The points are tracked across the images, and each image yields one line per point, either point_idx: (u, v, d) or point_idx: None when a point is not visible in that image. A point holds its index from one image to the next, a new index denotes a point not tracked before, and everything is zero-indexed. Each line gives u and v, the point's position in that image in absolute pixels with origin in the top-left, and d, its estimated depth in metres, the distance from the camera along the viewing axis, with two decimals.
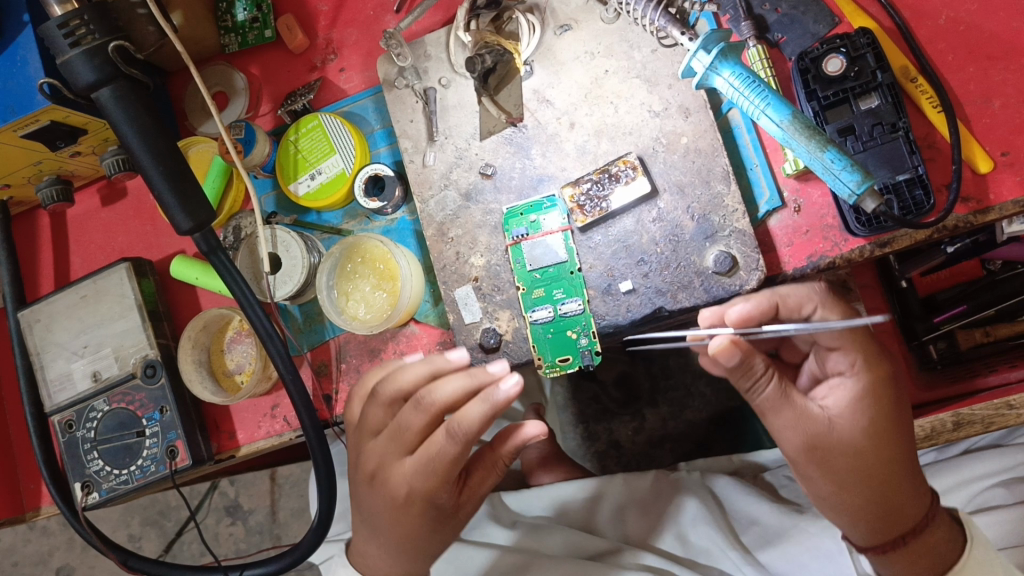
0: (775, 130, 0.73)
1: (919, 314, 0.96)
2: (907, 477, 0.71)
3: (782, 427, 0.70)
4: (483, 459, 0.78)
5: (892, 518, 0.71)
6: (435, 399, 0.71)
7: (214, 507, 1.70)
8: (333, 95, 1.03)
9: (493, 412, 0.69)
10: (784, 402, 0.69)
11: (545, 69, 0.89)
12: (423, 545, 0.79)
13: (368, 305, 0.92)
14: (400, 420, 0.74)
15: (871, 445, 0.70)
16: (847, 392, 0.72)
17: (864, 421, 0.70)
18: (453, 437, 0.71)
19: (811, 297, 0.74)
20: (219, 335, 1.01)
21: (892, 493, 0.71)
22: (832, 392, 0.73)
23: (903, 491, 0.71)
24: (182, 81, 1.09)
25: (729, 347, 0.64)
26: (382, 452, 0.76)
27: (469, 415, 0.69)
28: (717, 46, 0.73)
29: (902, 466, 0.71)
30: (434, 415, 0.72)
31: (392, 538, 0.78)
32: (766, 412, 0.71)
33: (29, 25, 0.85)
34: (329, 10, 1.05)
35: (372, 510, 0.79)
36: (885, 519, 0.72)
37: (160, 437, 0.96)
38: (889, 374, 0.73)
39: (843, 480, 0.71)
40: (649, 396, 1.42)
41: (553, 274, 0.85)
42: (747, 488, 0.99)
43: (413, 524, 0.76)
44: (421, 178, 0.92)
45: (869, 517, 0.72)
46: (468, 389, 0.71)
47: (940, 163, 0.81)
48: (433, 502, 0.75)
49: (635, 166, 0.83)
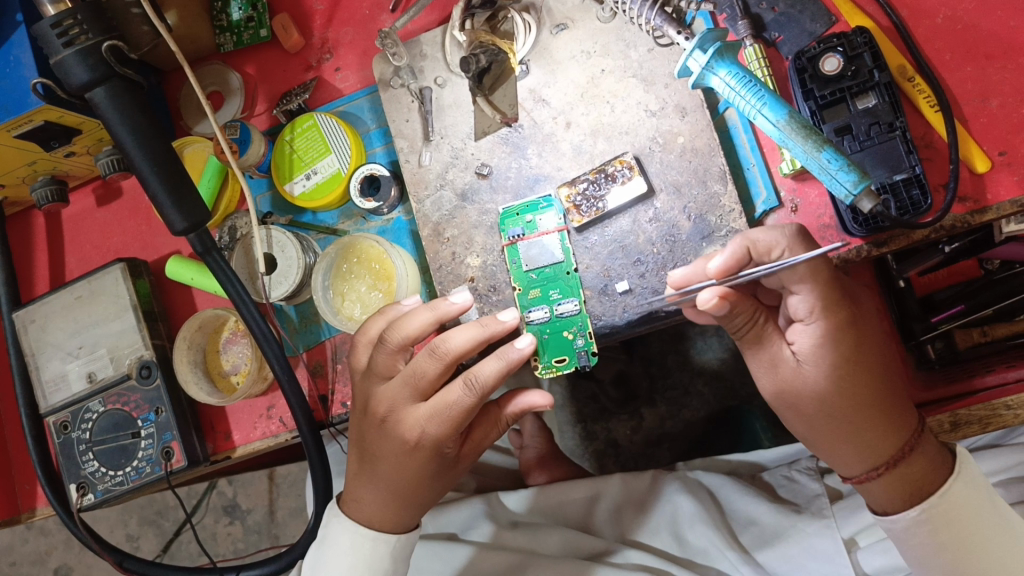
0: (771, 130, 0.73)
1: (917, 314, 0.94)
2: (875, 413, 0.72)
3: (759, 371, 0.76)
4: (487, 415, 0.82)
5: (867, 454, 0.73)
6: (450, 347, 0.74)
7: (212, 507, 1.70)
8: (328, 94, 1.03)
9: (507, 369, 0.74)
10: (763, 344, 0.74)
11: (541, 69, 0.89)
12: (420, 492, 0.80)
13: (364, 306, 0.92)
14: (415, 366, 0.76)
15: (832, 386, 0.72)
16: (810, 339, 0.72)
17: (824, 365, 0.72)
18: (470, 388, 0.74)
19: (779, 244, 0.70)
20: (214, 335, 1.00)
21: (861, 430, 0.72)
22: (798, 336, 0.73)
23: (871, 427, 0.72)
24: (177, 81, 1.09)
25: (719, 302, 0.67)
26: (393, 397, 0.77)
27: (485, 370, 0.74)
28: (714, 45, 0.72)
29: (871, 402, 0.72)
30: (450, 364, 0.75)
31: (393, 485, 0.79)
32: (747, 352, 0.76)
33: (23, 25, 0.85)
34: (324, 9, 1.04)
35: (376, 456, 0.79)
36: (860, 456, 0.73)
37: (156, 438, 0.96)
38: (850, 315, 0.71)
39: (812, 421, 0.74)
40: (647, 396, 1.42)
41: (550, 275, 0.85)
42: (744, 488, 0.97)
43: (417, 471, 0.78)
44: (417, 177, 0.92)
45: (847, 454, 0.74)
46: (480, 338, 0.74)
47: (938, 163, 0.81)
48: (440, 450, 0.77)
49: (632, 166, 0.83)
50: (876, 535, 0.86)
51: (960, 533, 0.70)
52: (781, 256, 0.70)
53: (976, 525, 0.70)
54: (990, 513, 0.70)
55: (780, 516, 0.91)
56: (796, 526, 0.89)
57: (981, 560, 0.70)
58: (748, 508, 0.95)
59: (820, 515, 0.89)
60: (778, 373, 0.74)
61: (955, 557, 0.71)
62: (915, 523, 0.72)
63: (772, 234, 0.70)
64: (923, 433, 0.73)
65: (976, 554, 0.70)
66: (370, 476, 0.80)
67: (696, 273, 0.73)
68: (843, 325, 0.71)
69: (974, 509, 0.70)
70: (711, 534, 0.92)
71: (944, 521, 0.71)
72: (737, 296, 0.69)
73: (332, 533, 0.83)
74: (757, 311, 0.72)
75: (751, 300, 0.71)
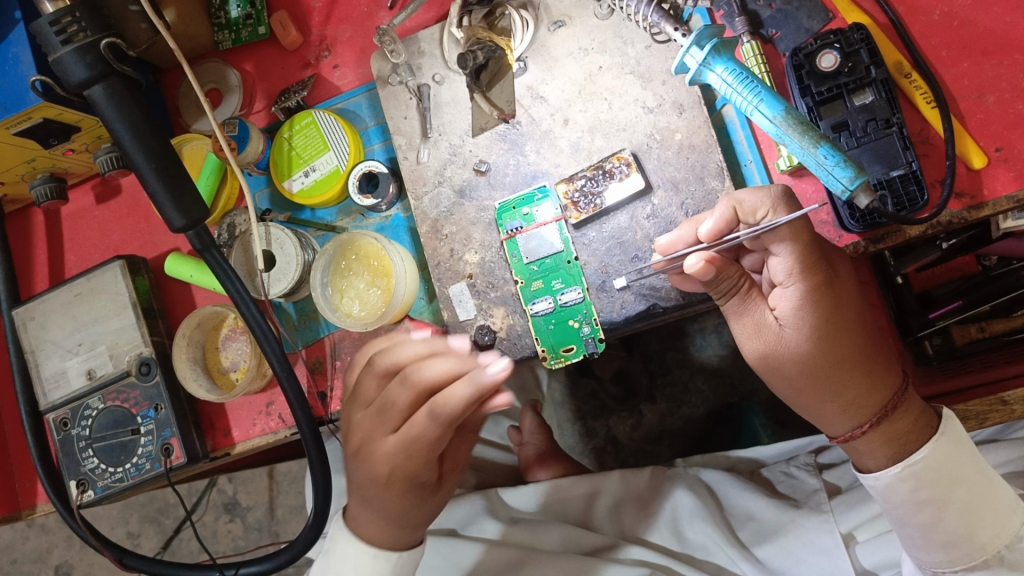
0: (768, 126, 0.73)
1: (914, 309, 0.95)
2: (856, 372, 0.74)
3: (744, 334, 0.79)
4: (461, 433, 0.82)
5: (852, 412, 0.75)
6: (422, 376, 0.70)
7: (213, 504, 1.70)
8: (326, 92, 1.03)
9: (479, 394, 0.67)
10: (748, 308, 0.78)
11: (539, 65, 0.89)
12: (418, 510, 0.77)
13: (363, 303, 0.92)
14: (386, 396, 0.72)
15: (814, 348, 0.74)
16: (790, 303, 0.75)
17: (805, 328, 0.74)
18: (436, 420, 0.69)
19: (762, 206, 0.72)
20: (214, 332, 1.01)
21: (844, 389, 0.75)
22: (779, 301, 0.76)
23: (853, 385, 0.74)
24: (175, 78, 1.09)
25: (706, 266, 0.70)
26: (369, 427, 0.74)
27: (450, 400, 0.68)
28: (710, 42, 0.73)
29: (854, 358, 0.74)
30: (420, 393, 0.71)
31: (382, 510, 0.76)
32: (731, 317, 0.80)
33: (21, 23, 0.85)
34: (322, 6, 1.04)
35: (360, 484, 0.76)
36: (844, 413, 0.75)
37: (155, 434, 0.96)
38: (828, 280, 0.74)
39: (796, 383, 0.77)
40: (647, 392, 1.42)
41: (550, 265, 0.85)
42: (741, 482, 0.98)
43: (405, 495, 0.75)
44: (415, 175, 0.92)
45: (831, 412, 0.76)
46: (453, 369, 0.69)
47: (934, 159, 0.81)
48: (414, 481, 0.74)
49: (630, 162, 0.83)
50: (876, 530, 0.86)
51: (943, 488, 0.71)
52: (765, 217, 0.73)
53: (958, 480, 0.71)
54: (971, 469, 0.71)
55: (778, 511, 0.92)
56: (795, 521, 0.90)
57: (964, 514, 0.71)
58: (747, 504, 0.95)
59: (817, 510, 0.90)
60: (763, 337, 0.77)
61: (938, 511, 0.71)
62: (897, 480, 0.73)
63: (758, 194, 0.73)
64: (906, 391, 0.75)
65: (957, 508, 0.71)
66: (360, 503, 0.77)
67: (682, 236, 0.76)
68: (822, 287, 0.73)
69: (956, 465, 0.71)
70: (710, 529, 0.92)
71: (927, 477, 0.71)
72: (723, 262, 0.72)
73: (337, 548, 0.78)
74: (743, 279, 0.76)
75: (736, 268, 0.75)
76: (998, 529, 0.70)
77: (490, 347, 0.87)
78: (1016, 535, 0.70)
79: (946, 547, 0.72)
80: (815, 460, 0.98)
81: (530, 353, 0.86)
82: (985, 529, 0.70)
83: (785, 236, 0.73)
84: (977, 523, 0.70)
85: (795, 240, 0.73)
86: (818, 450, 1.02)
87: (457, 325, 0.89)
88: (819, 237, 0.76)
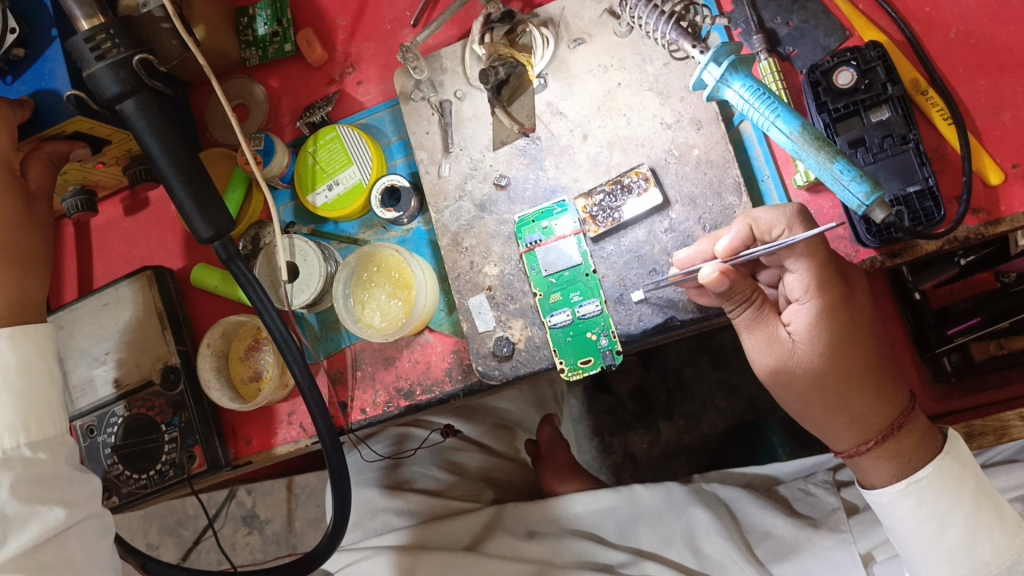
0: (784, 141, 0.74)
1: (933, 325, 0.94)
2: (865, 388, 0.75)
3: (757, 349, 0.79)
4: None
5: (859, 428, 0.76)
6: None
7: (232, 516, 1.72)
8: (351, 108, 1.05)
9: None
10: (760, 322, 0.78)
11: (559, 82, 0.91)
12: None
13: (384, 314, 0.93)
14: None
15: (825, 363, 0.75)
16: (804, 319, 0.75)
17: (818, 343, 0.75)
18: None
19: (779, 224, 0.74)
20: (238, 343, 1.02)
21: (851, 404, 0.75)
22: (793, 317, 0.77)
23: (861, 400, 0.75)
24: (203, 94, 1.12)
25: (720, 277, 0.71)
26: None
27: None
28: (727, 59, 0.74)
29: (863, 376, 0.75)
30: None
31: None
32: (742, 330, 0.80)
33: (57, 39, 0.87)
34: (347, 23, 1.07)
35: None
36: (850, 429, 0.76)
37: (179, 442, 0.98)
38: (844, 295, 0.74)
39: (806, 398, 0.78)
40: (664, 409, 1.43)
41: (568, 278, 0.87)
42: (759, 499, 0.98)
43: None
44: (436, 188, 0.94)
45: (839, 428, 0.77)
46: None
47: (951, 175, 0.82)
48: None
49: (648, 177, 0.85)
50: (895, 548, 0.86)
51: (947, 505, 0.72)
52: (781, 235, 0.74)
53: (961, 499, 0.72)
54: (974, 488, 0.73)
55: (796, 529, 0.92)
56: (813, 539, 0.90)
57: (966, 531, 0.72)
58: (765, 521, 0.95)
59: (836, 529, 0.90)
60: (775, 352, 0.77)
61: (940, 528, 0.73)
62: (901, 495, 0.74)
63: (774, 212, 0.74)
64: (912, 410, 0.76)
65: (959, 525, 0.72)
66: None
67: (701, 251, 0.77)
68: (839, 303, 0.74)
69: (958, 485, 0.73)
70: (727, 546, 0.92)
71: (931, 494, 0.73)
72: (737, 275, 0.72)
73: None
74: (755, 293, 0.76)
75: (751, 280, 0.75)
76: (1000, 548, 0.72)
77: (509, 359, 0.88)
78: (1016, 556, 0.72)
79: (947, 563, 0.73)
80: (834, 477, 0.99)
81: (548, 364, 0.87)
82: (987, 546, 0.72)
83: (802, 254, 0.73)
84: (978, 540, 0.72)
85: (811, 256, 0.73)
86: (831, 466, 1.02)
87: (475, 336, 0.90)
88: (837, 255, 0.77)
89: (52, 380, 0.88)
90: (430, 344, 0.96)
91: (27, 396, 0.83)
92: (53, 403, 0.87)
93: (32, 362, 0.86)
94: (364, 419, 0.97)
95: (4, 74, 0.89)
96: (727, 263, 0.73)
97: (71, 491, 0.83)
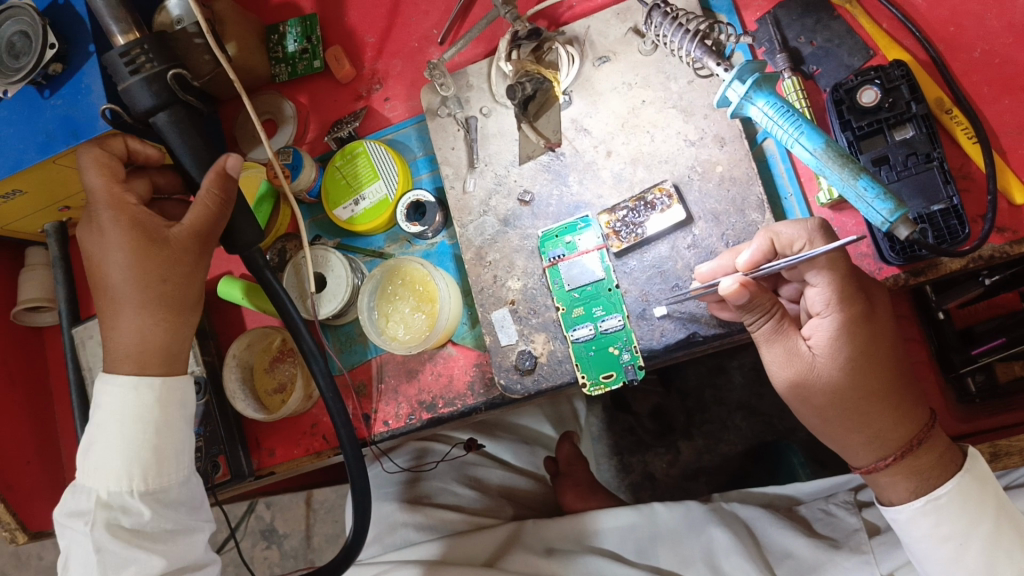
0: (808, 158, 0.75)
1: (956, 345, 0.94)
2: (885, 405, 0.75)
3: (776, 362, 0.79)
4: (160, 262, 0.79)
5: (878, 443, 0.75)
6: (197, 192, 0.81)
7: (250, 530, 1.72)
8: (377, 123, 1.07)
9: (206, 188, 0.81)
10: (780, 335, 0.78)
11: (583, 99, 0.92)
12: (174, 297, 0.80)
13: (407, 326, 0.94)
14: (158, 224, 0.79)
15: (845, 379, 0.75)
16: (826, 333, 0.76)
17: (839, 359, 0.75)
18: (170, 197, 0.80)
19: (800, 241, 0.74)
20: (262, 353, 1.03)
21: (871, 420, 0.75)
22: (814, 330, 0.77)
23: (881, 417, 0.75)
24: (234, 109, 1.14)
25: (740, 289, 0.71)
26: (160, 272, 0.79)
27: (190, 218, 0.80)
28: (752, 76, 0.75)
29: (883, 392, 0.75)
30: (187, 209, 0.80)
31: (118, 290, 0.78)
32: (762, 343, 0.80)
33: (96, 54, 0.90)
34: (375, 41, 1.09)
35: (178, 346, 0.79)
36: (869, 445, 0.76)
37: (204, 450, 0.97)
38: (865, 311, 0.75)
39: (825, 412, 0.77)
40: (684, 429, 1.42)
41: (591, 292, 0.87)
42: (780, 520, 0.97)
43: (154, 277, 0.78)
44: (461, 204, 0.95)
45: (857, 442, 0.77)
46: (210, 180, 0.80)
47: (975, 194, 0.82)
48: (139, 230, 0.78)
49: (671, 194, 0.85)
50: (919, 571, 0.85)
51: (966, 525, 0.72)
52: (802, 249, 0.74)
53: (979, 519, 0.72)
54: (994, 509, 0.72)
55: (817, 550, 0.91)
56: (834, 560, 0.89)
57: (985, 552, 0.71)
58: (786, 541, 0.94)
59: (858, 550, 0.89)
60: (795, 365, 0.77)
61: (960, 547, 0.72)
62: (919, 514, 0.73)
63: (795, 227, 0.74)
64: (932, 427, 0.75)
65: (978, 545, 0.71)
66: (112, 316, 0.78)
67: (723, 265, 0.78)
68: (861, 319, 0.74)
69: (979, 504, 0.72)
70: (747, 565, 0.91)
71: (950, 512, 0.72)
72: (758, 288, 0.72)
73: (102, 399, 0.77)
74: (776, 306, 0.76)
75: (772, 294, 0.75)
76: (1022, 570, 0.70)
77: (531, 373, 0.89)
78: None
79: None
80: (855, 498, 0.98)
81: (570, 378, 0.87)
82: (1008, 567, 0.71)
83: (823, 266, 0.74)
84: (999, 561, 0.71)
85: (831, 270, 0.74)
86: (853, 486, 1.01)
87: (498, 350, 0.91)
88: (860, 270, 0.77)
89: (177, 425, 0.78)
90: (452, 357, 0.97)
91: (158, 434, 0.76)
92: (180, 447, 0.78)
93: (163, 411, 0.77)
94: (387, 431, 0.98)
95: (41, 87, 0.91)
96: (748, 276, 0.73)
97: (176, 541, 0.76)
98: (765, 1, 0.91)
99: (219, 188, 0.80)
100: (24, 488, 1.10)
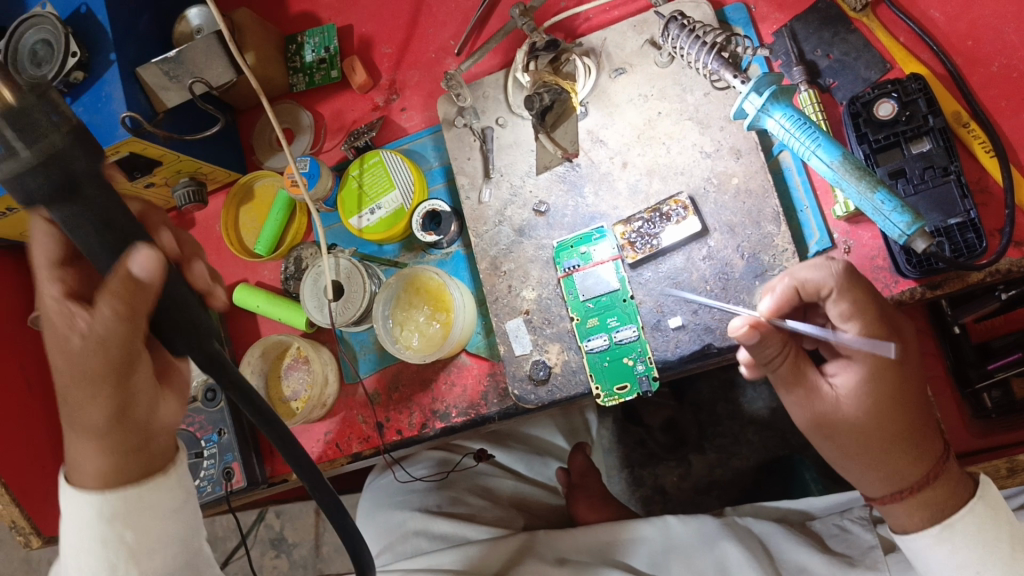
0: (825, 170, 0.75)
1: (973, 361, 0.94)
2: (907, 439, 0.70)
3: (793, 403, 0.73)
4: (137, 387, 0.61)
5: (895, 478, 0.70)
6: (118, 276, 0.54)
7: (260, 539, 1.72)
8: (393, 133, 1.07)
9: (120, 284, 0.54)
10: (798, 378, 0.72)
11: (599, 111, 0.92)
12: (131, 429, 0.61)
13: (423, 335, 0.95)
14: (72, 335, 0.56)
15: (869, 416, 0.70)
16: (852, 375, 0.71)
17: (864, 396, 0.70)
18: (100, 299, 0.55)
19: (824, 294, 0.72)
20: (277, 361, 1.04)
21: (892, 455, 0.70)
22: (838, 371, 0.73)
23: (902, 453, 0.70)
24: (252, 118, 1.15)
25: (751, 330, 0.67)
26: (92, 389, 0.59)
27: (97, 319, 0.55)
28: (769, 89, 0.74)
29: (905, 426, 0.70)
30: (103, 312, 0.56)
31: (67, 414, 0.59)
32: (780, 388, 0.74)
33: (116, 63, 0.90)
34: (393, 52, 1.09)
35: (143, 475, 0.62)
36: (886, 479, 0.71)
37: (217, 458, 0.99)
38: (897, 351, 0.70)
39: (844, 448, 0.72)
40: (696, 442, 1.41)
41: (606, 303, 0.87)
42: (794, 536, 0.97)
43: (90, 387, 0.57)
44: (476, 214, 0.95)
45: (872, 476, 0.71)
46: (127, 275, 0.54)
47: (994, 208, 0.82)
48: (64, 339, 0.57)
49: (687, 206, 0.85)
50: None
51: (983, 551, 0.68)
52: (827, 295, 0.72)
53: (997, 545, 0.68)
54: (1010, 536, 0.69)
55: (835, 569, 0.89)
56: None
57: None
58: (800, 558, 0.93)
59: (874, 568, 0.87)
60: (815, 406, 0.72)
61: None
62: (935, 542, 0.69)
63: (819, 272, 0.72)
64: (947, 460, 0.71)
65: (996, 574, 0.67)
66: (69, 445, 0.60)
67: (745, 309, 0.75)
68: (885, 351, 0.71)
69: (994, 532, 0.68)
70: None
71: (965, 539, 0.68)
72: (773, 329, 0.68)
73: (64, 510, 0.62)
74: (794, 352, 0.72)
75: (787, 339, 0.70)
76: None
77: (545, 383, 0.89)
78: None
79: None
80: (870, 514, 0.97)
81: (584, 389, 0.87)
82: None
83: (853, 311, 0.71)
84: None
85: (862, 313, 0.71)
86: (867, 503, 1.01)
87: (512, 359, 0.91)
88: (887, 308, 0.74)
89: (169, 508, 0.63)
90: (466, 366, 0.97)
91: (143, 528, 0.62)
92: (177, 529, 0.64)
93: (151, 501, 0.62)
94: (400, 440, 0.99)
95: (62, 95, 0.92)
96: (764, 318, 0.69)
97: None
98: (782, 14, 0.92)
99: (125, 292, 0.54)
100: (39, 493, 1.11)
